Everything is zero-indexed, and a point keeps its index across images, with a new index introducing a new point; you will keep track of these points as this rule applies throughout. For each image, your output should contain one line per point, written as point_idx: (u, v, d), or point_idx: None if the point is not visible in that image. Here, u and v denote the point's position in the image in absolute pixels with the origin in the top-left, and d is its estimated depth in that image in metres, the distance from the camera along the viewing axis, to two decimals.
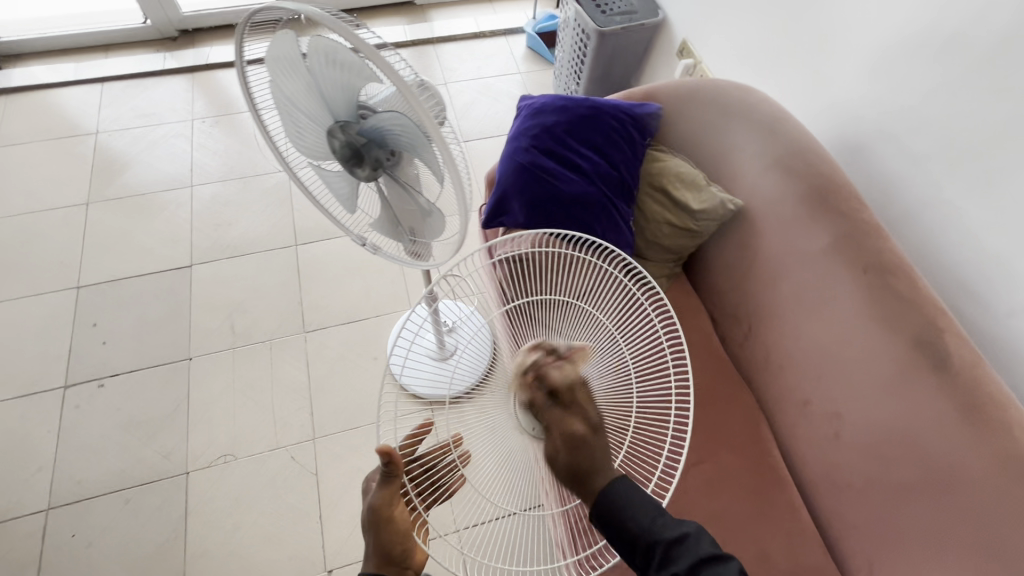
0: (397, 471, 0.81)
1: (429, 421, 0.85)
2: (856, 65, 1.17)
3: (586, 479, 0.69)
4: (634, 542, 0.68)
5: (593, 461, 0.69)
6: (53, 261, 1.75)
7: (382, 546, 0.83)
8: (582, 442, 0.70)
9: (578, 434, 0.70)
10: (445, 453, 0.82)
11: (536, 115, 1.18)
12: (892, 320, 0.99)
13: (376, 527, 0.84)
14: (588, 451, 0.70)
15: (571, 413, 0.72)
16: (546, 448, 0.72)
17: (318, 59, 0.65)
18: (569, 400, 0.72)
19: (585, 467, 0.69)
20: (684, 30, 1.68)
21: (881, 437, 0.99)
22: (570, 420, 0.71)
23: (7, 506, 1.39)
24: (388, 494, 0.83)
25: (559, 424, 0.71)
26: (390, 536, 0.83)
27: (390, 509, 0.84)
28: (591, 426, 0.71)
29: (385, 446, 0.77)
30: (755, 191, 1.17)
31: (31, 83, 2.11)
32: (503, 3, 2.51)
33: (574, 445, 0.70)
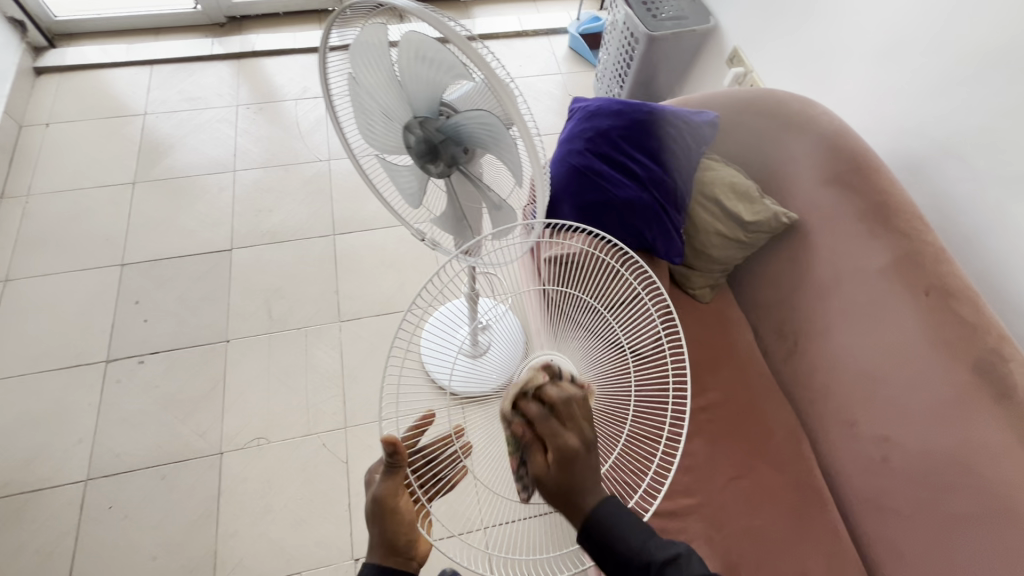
0: (402, 462, 0.73)
1: (433, 412, 0.79)
2: (924, 82, 1.14)
3: (574, 500, 0.62)
4: (628, 564, 0.62)
5: (583, 480, 0.62)
6: (99, 237, 1.79)
7: (386, 537, 0.76)
8: (575, 460, 0.62)
9: (573, 449, 0.62)
10: (445, 445, 0.80)
11: (590, 118, 1.15)
12: (952, 345, 0.98)
13: (379, 519, 0.76)
14: (579, 469, 0.62)
15: (567, 428, 0.64)
16: (534, 464, 0.64)
17: (409, 56, 0.67)
18: (564, 415, 0.65)
19: (575, 486, 0.62)
20: (737, 37, 1.66)
21: (934, 464, 0.98)
22: (565, 435, 0.63)
23: (48, 474, 1.42)
24: (393, 486, 0.75)
25: (553, 439, 0.63)
26: (395, 527, 0.76)
27: (395, 501, 0.76)
28: (586, 442, 0.63)
29: (389, 436, 0.70)
30: (810, 205, 1.18)
31: (84, 62, 2.16)
32: (547, 3, 2.50)
33: (567, 462, 0.62)
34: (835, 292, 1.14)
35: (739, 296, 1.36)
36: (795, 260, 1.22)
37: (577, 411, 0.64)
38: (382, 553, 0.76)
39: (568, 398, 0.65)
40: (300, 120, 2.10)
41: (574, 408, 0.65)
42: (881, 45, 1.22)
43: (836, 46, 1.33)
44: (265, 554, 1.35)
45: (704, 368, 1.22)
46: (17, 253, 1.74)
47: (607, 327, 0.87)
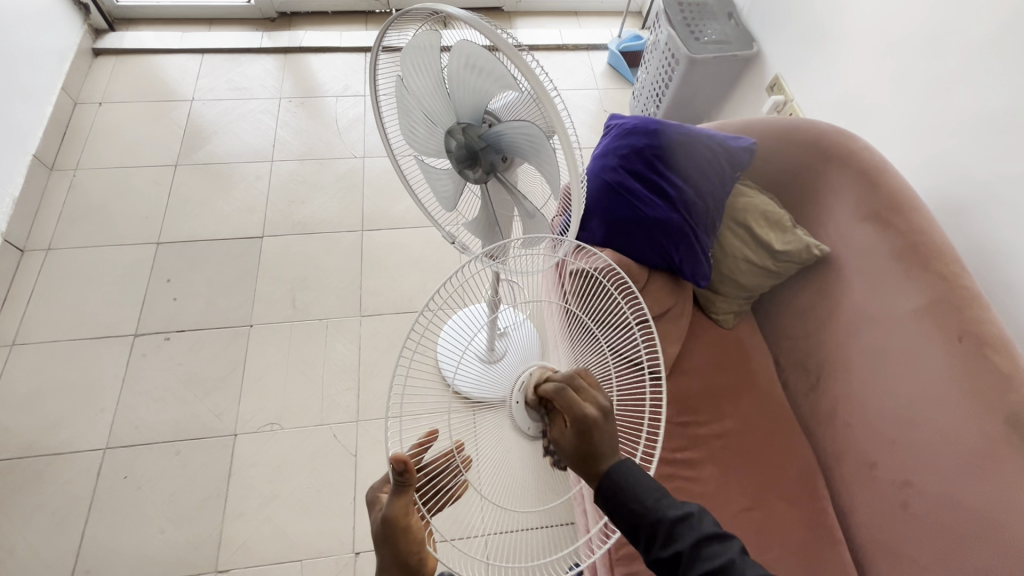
0: (413, 481, 0.69)
1: (436, 431, 0.74)
2: (972, 124, 1.12)
3: (590, 466, 0.65)
4: (639, 522, 0.64)
5: (598, 448, 0.64)
6: (139, 215, 1.85)
7: (399, 558, 0.72)
8: (589, 428, 0.64)
9: (588, 416, 0.64)
10: (447, 459, 0.78)
11: (627, 136, 1.16)
12: (985, 397, 0.94)
13: (391, 540, 0.71)
14: (594, 437, 0.64)
15: (581, 395, 0.67)
16: (554, 431, 0.68)
17: (458, 62, 0.69)
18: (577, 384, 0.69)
19: (591, 452, 0.64)
20: (780, 65, 1.65)
21: (954, 515, 0.95)
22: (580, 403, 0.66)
23: (70, 439, 1.47)
24: (404, 505, 0.70)
25: (569, 407, 0.66)
26: (410, 546, 0.71)
27: (407, 520, 0.70)
28: (603, 411, 0.65)
29: (398, 455, 0.66)
30: (846, 239, 1.17)
31: (139, 47, 2.25)
32: (589, 18, 2.52)
33: (583, 428, 0.64)
34: (865, 329, 1.13)
35: (763, 325, 1.35)
36: (825, 294, 1.21)
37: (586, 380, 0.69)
38: (397, 572, 0.73)
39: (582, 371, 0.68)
40: (338, 117, 2.15)
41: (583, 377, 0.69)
42: (930, 83, 1.20)
43: (883, 80, 1.31)
44: (269, 540, 1.37)
45: (722, 395, 1.21)
46: (61, 224, 1.81)
47: (594, 340, 0.87)
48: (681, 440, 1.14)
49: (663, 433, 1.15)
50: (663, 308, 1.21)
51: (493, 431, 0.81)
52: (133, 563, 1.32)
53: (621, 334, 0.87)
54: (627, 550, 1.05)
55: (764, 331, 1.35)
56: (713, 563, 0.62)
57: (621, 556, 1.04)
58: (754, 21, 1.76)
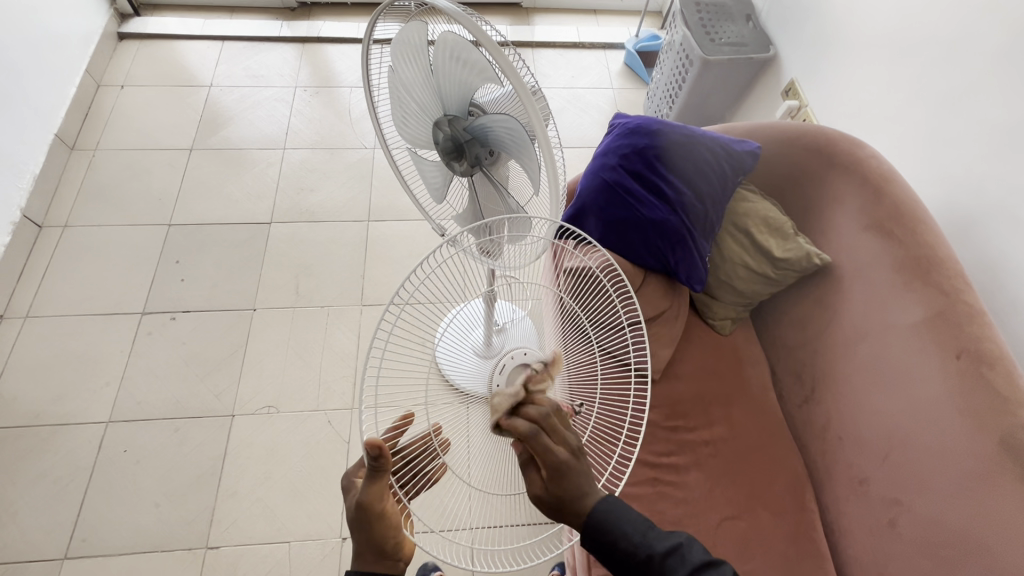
0: (388, 467, 0.68)
1: (412, 413, 0.74)
2: (984, 136, 1.09)
3: (573, 509, 0.62)
4: (631, 562, 0.64)
5: (577, 489, 0.62)
6: (153, 197, 1.90)
7: (373, 542, 0.73)
8: (567, 472, 0.61)
9: (562, 462, 0.61)
10: (425, 442, 0.76)
11: (629, 135, 1.15)
12: (980, 417, 0.91)
13: (365, 526, 0.72)
14: (571, 479, 0.61)
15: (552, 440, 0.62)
16: (532, 485, 0.64)
17: (444, 53, 0.70)
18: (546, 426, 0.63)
19: (572, 497, 0.62)
20: (795, 70, 1.62)
21: (940, 538, 0.93)
22: (550, 454, 0.61)
23: (74, 411, 1.51)
24: (379, 491, 0.71)
25: (541, 455, 0.61)
26: (384, 532, 0.72)
27: (381, 504, 0.72)
28: (574, 452, 0.62)
29: (373, 440, 0.65)
30: (848, 249, 1.15)
31: (163, 33, 2.29)
32: (607, 17, 2.50)
33: (557, 474, 0.61)
34: (860, 342, 1.11)
35: (762, 333, 1.34)
36: (825, 304, 1.19)
37: (556, 422, 0.63)
38: (370, 558, 0.74)
39: (548, 413, 0.63)
40: (352, 107, 2.17)
41: (553, 418, 0.64)
42: (943, 94, 1.17)
43: (899, 89, 1.28)
44: (258, 521, 1.39)
45: (713, 401, 1.19)
46: (78, 202, 1.86)
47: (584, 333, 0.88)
48: (667, 444, 1.13)
49: (650, 437, 1.14)
50: (657, 311, 1.19)
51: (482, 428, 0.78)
52: (127, 534, 1.36)
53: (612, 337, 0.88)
54: None
55: (763, 339, 1.34)
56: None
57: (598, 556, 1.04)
58: (773, 23, 1.73)
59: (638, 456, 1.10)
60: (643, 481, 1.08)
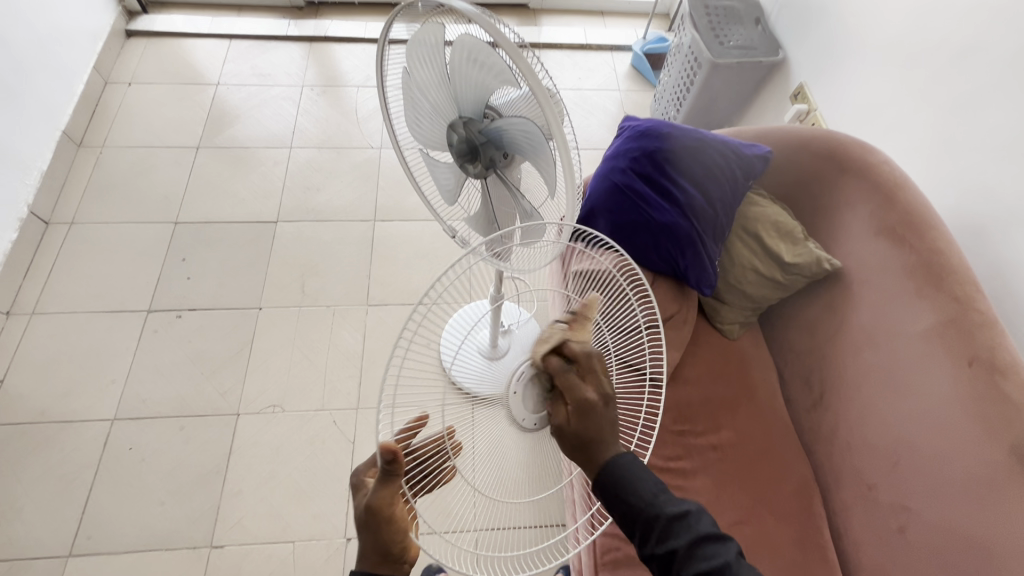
0: (400, 471, 0.66)
1: (426, 414, 0.73)
2: (996, 141, 1.08)
3: (589, 449, 0.63)
4: (635, 517, 0.63)
5: (596, 432, 0.63)
6: (160, 194, 1.90)
7: (380, 544, 0.73)
8: (591, 410, 0.63)
9: (589, 402, 0.63)
10: (438, 444, 0.74)
11: (639, 137, 1.14)
12: (992, 426, 0.91)
13: (374, 528, 0.71)
14: (596, 420, 0.63)
15: (586, 379, 0.65)
16: (555, 414, 0.65)
17: (461, 55, 0.70)
18: (586, 366, 0.66)
19: (590, 436, 0.63)
20: (804, 73, 1.61)
21: (948, 542, 0.93)
22: (582, 387, 0.64)
23: (79, 408, 1.51)
24: (389, 494, 0.69)
25: (570, 389, 0.64)
26: (392, 534, 0.71)
27: (391, 508, 0.70)
28: (605, 397, 0.64)
29: (387, 444, 0.64)
30: (860, 253, 1.15)
31: (170, 31, 2.30)
32: (615, 18, 2.50)
33: (583, 413, 0.63)
34: (870, 346, 1.11)
35: (770, 337, 1.34)
36: (834, 309, 1.19)
37: (597, 364, 0.65)
38: (377, 560, 0.74)
39: (590, 352, 0.67)
40: (358, 107, 2.17)
41: (594, 360, 0.66)
42: (955, 99, 1.16)
43: (909, 94, 1.27)
44: (263, 519, 1.39)
45: (722, 406, 1.19)
46: (85, 199, 1.87)
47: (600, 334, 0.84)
48: (675, 448, 1.13)
49: (659, 441, 1.13)
50: (665, 315, 1.19)
51: (493, 429, 0.77)
52: (132, 532, 1.36)
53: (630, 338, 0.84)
54: (611, 556, 1.03)
55: (771, 342, 1.33)
56: (707, 563, 0.61)
57: (605, 560, 1.03)
58: (782, 26, 1.72)
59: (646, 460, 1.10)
60: None
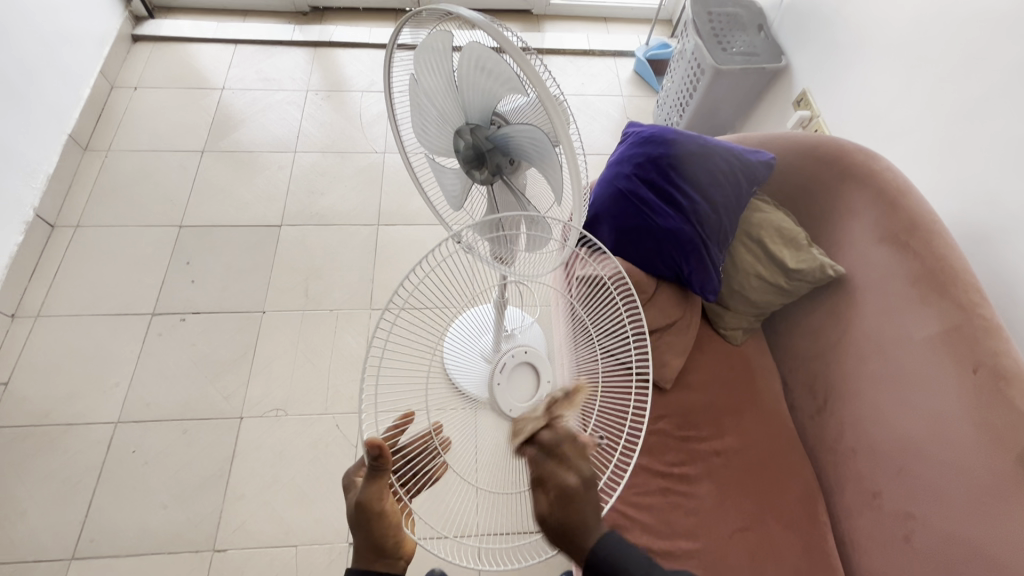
0: (387, 467, 0.67)
1: (413, 412, 0.74)
2: (999, 149, 1.09)
3: (574, 539, 0.60)
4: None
5: (581, 517, 0.60)
6: (165, 198, 1.91)
7: (373, 541, 0.72)
8: (572, 497, 0.61)
9: (569, 487, 0.61)
10: (425, 441, 0.76)
11: (644, 144, 1.15)
12: (997, 434, 0.90)
13: (365, 525, 0.71)
14: (578, 505, 0.60)
15: (563, 464, 0.63)
16: (537, 507, 0.62)
17: (469, 62, 0.71)
18: (562, 451, 0.64)
19: (574, 524, 0.60)
20: (807, 80, 1.62)
21: (954, 552, 0.93)
22: (562, 472, 0.62)
23: (83, 411, 1.51)
24: (378, 490, 0.70)
25: (550, 476, 0.62)
26: (383, 530, 0.71)
27: (381, 504, 0.70)
28: (585, 480, 0.62)
29: (373, 439, 0.65)
30: (863, 260, 1.15)
31: (176, 35, 2.31)
32: (618, 24, 2.51)
33: (563, 499, 0.61)
34: (875, 354, 1.10)
35: (773, 342, 1.34)
36: (838, 315, 1.19)
37: (574, 450, 0.64)
38: (370, 557, 0.73)
39: (565, 438, 0.65)
40: (362, 112, 2.18)
41: (571, 445, 0.65)
42: (958, 107, 1.17)
43: (913, 101, 1.27)
44: (266, 523, 1.39)
45: (726, 411, 1.19)
46: (90, 202, 1.88)
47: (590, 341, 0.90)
48: (679, 454, 1.13)
49: (663, 446, 1.13)
50: (669, 320, 1.20)
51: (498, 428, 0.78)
52: (135, 535, 1.36)
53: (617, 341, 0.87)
54: None
55: (774, 348, 1.34)
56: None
57: None
58: (785, 33, 1.73)
59: (650, 466, 1.10)
60: (654, 490, 1.08)
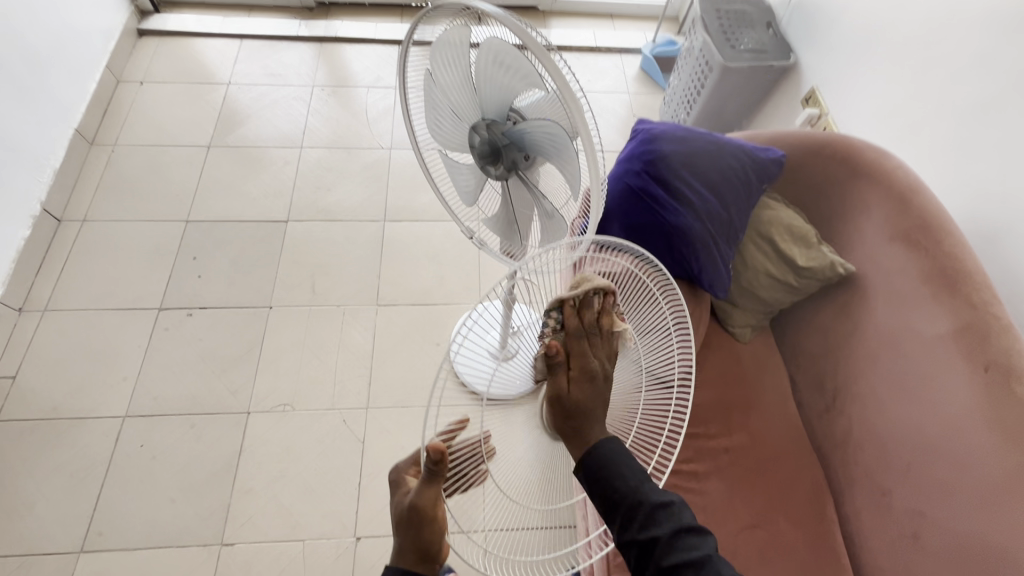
0: (445, 473, 0.66)
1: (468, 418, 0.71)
2: (1013, 149, 1.08)
3: (579, 422, 0.66)
4: (619, 501, 0.64)
5: (592, 406, 0.66)
6: (172, 193, 1.91)
7: (420, 546, 0.69)
8: (593, 384, 0.66)
9: (593, 371, 0.66)
10: (473, 448, 0.72)
11: (653, 140, 1.14)
12: (1007, 432, 0.91)
13: (415, 528, 0.69)
14: (594, 396, 0.66)
15: (593, 351, 0.67)
16: (555, 382, 0.66)
17: (487, 58, 0.71)
18: (596, 338, 0.68)
19: (585, 407, 0.66)
20: (816, 77, 1.62)
21: (964, 550, 0.93)
22: (590, 358, 0.67)
23: (91, 405, 1.51)
24: (432, 496, 0.68)
25: (581, 357, 0.66)
26: (433, 536, 0.69)
27: (435, 509, 0.69)
28: (605, 373, 0.68)
29: (435, 444, 0.63)
30: (874, 259, 1.15)
31: (182, 30, 2.31)
32: (624, 21, 2.51)
33: (582, 383, 0.66)
34: (884, 351, 1.11)
35: (782, 340, 1.34)
36: (847, 313, 1.19)
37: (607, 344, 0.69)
38: (413, 560, 0.70)
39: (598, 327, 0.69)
40: (368, 108, 2.18)
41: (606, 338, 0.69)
42: (971, 105, 1.16)
43: (923, 99, 1.27)
44: (273, 519, 1.39)
45: (734, 409, 1.19)
46: (97, 197, 1.88)
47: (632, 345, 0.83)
48: (688, 451, 1.13)
49: None
50: None
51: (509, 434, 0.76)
52: (142, 529, 1.36)
53: (660, 341, 0.87)
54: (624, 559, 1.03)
55: (782, 346, 1.34)
56: (688, 554, 0.61)
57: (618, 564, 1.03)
58: (793, 32, 1.72)
59: None
60: (663, 488, 1.08)
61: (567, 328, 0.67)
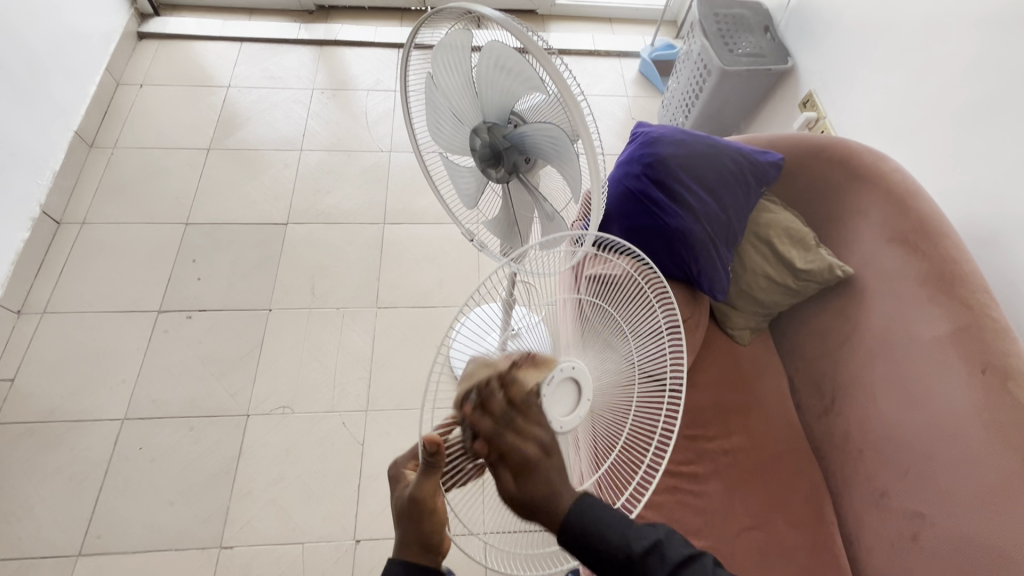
0: (443, 463, 0.64)
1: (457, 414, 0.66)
2: (1007, 153, 1.09)
3: (544, 507, 0.61)
4: (611, 558, 0.62)
5: (545, 490, 0.61)
6: (172, 195, 1.91)
7: (421, 537, 0.67)
8: (534, 466, 0.61)
9: (528, 458, 0.61)
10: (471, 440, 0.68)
11: (652, 143, 1.15)
12: (1005, 434, 0.91)
13: (414, 520, 0.67)
14: (542, 476, 0.61)
15: (523, 438, 0.62)
16: (502, 485, 0.62)
17: (488, 62, 0.71)
18: (517, 424, 0.63)
19: (540, 496, 0.61)
20: (813, 81, 1.63)
21: (961, 551, 0.93)
22: (519, 445, 0.62)
23: (89, 408, 1.51)
24: (431, 485, 0.67)
25: (510, 451, 0.61)
26: (433, 527, 0.67)
27: (434, 500, 0.67)
28: (544, 447, 0.63)
29: (430, 435, 0.62)
30: (872, 261, 1.16)
31: (182, 33, 2.31)
32: (622, 25, 2.52)
33: (523, 474, 0.61)
34: (883, 353, 1.11)
35: (781, 342, 1.35)
36: (846, 315, 1.20)
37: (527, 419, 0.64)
38: (415, 551, 0.67)
39: (512, 410, 0.64)
40: (368, 111, 2.18)
41: (524, 415, 0.64)
42: (967, 109, 1.17)
43: (919, 103, 1.28)
44: (272, 521, 1.39)
45: (733, 410, 1.19)
46: (96, 199, 1.88)
47: (625, 345, 0.84)
48: (688, 453, 1.13)
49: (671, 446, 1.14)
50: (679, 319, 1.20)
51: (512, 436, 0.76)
52: (141, 532, 1.36)
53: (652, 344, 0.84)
54: None
55: (780, 348, 1.35)
56: None
57: None
58: (791, 36, 1.74)
59: None
60: (663, 490, 1.08)
61: (484, 431, 0.62)
